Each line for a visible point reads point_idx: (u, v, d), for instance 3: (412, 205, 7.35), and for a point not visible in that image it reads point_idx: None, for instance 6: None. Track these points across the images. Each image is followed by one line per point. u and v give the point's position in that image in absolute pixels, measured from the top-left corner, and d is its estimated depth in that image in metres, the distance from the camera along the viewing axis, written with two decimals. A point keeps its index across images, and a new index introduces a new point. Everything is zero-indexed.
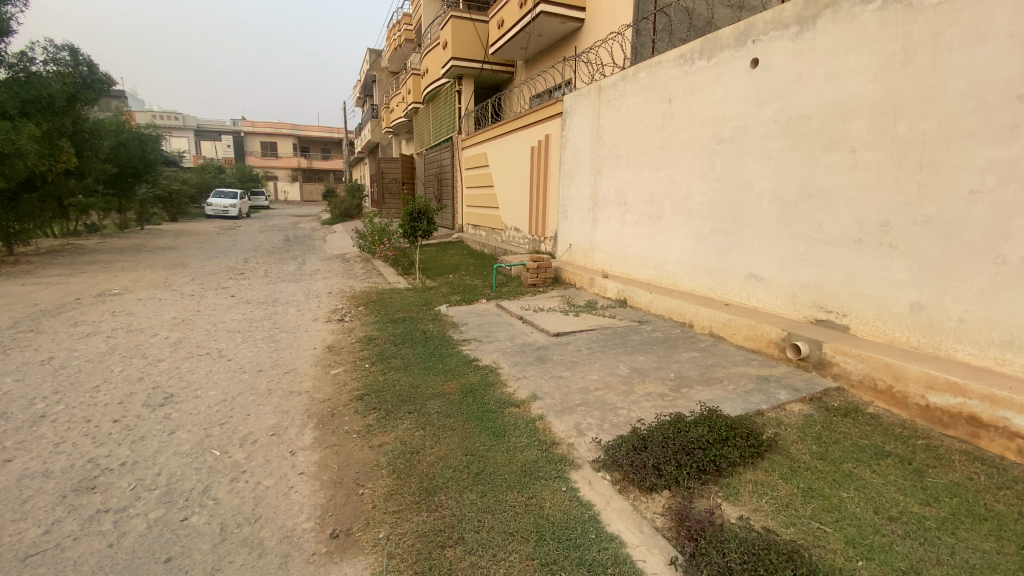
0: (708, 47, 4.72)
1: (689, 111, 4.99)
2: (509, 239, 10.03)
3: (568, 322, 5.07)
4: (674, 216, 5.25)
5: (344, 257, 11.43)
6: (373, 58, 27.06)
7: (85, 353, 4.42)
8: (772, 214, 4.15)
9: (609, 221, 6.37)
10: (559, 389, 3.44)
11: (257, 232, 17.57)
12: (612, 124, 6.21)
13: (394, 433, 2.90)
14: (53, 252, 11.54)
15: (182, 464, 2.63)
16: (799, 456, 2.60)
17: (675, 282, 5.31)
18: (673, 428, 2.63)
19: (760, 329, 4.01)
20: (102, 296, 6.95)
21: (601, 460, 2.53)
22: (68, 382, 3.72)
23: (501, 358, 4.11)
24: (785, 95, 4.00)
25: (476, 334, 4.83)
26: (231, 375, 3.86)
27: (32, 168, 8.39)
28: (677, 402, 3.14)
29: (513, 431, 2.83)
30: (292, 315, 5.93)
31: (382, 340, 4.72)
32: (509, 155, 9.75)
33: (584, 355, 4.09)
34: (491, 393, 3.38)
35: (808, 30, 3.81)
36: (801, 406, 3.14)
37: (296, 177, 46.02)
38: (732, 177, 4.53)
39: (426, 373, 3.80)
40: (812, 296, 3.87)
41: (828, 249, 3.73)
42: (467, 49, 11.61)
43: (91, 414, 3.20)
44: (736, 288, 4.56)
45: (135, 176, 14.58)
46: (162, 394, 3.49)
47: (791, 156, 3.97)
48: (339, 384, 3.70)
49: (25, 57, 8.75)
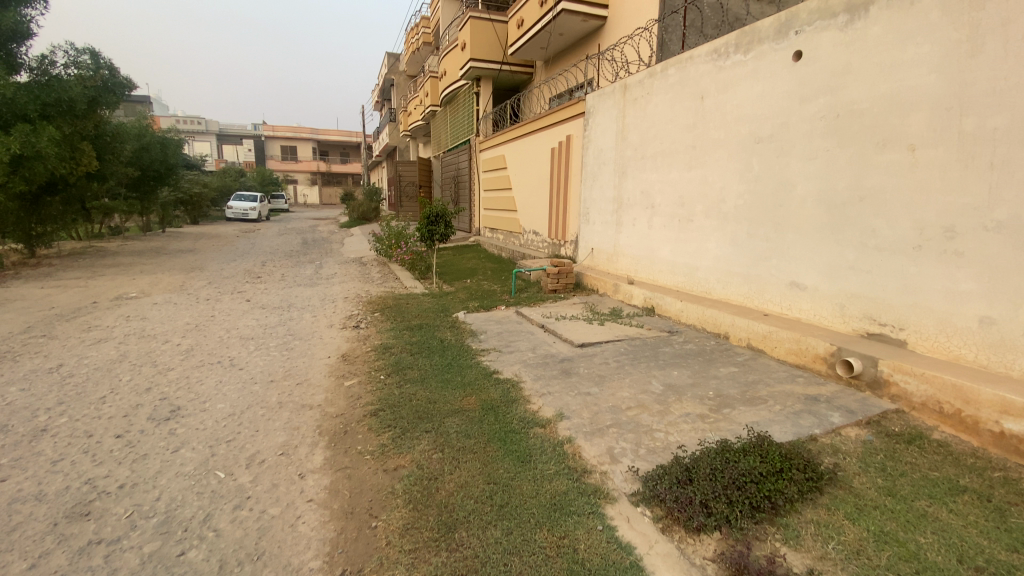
0: (746, 40, 4.44)
1: (723, 108, 4.70)
2: (528, 242, 9.78)
3: (593, 331, 4.81)
4: (706, 219, 4.96)
5: (361, 261, 11.32)
6: (391, 62, 27.14)
7: (95, 360, 4.30)
8: (818, 218, 3.84)
9: (635, 225, 6.09)
10: (587, 407, 3.18)
11: (275, 235, 17.63)
12: (639, 123, 5.94)
13: (410, 455, 2.67)
14: (75, 254, 11.63)
15: (182, 488, 2.45)
16: (863, 493, 2.30)
17: (707, 290, 5.01)
18: (720, 458, 2.36)
19: (805, 343, 3.70)
20: (117, 300, 6.88)
21: (639, 493, 2.27)
22: (73, 392, 3.58)
23: (522, 371, 3.86)
24: (832, 90, 3.70)
25: (496, 344, 4.60)
26: (242, 387, 3.69)
27: (52, 171, 8.42)
28: (719, 425, 2.87)
29: (539, 457, 2.59)
30: (306, 321, 5.76)
31: (398, 350, 4.51)
32: (528, 156, 9.52)
33: (612, 368, 3.82)
34: (514, 410, 3.14)
35: (859, 18, 3.50)
36: (858, 431, 2.83)
37: (315, 180, 46.52)
38: (771, 178, 4.23)
39: (444, 386, 3.57)
40: (863, 307, 3.56)
41: (881, 257, 3.41)
42: (485, 50, 11.43)
43: (93, 428, 3.04)
44: (776, 297, 4.25)
45: (157, 180, 14.69)
46: (169, 407, 3.33)
47: (840, 156, 3.66)
48: (353, 398, 3.49)
49: (46, 61, 8.84)
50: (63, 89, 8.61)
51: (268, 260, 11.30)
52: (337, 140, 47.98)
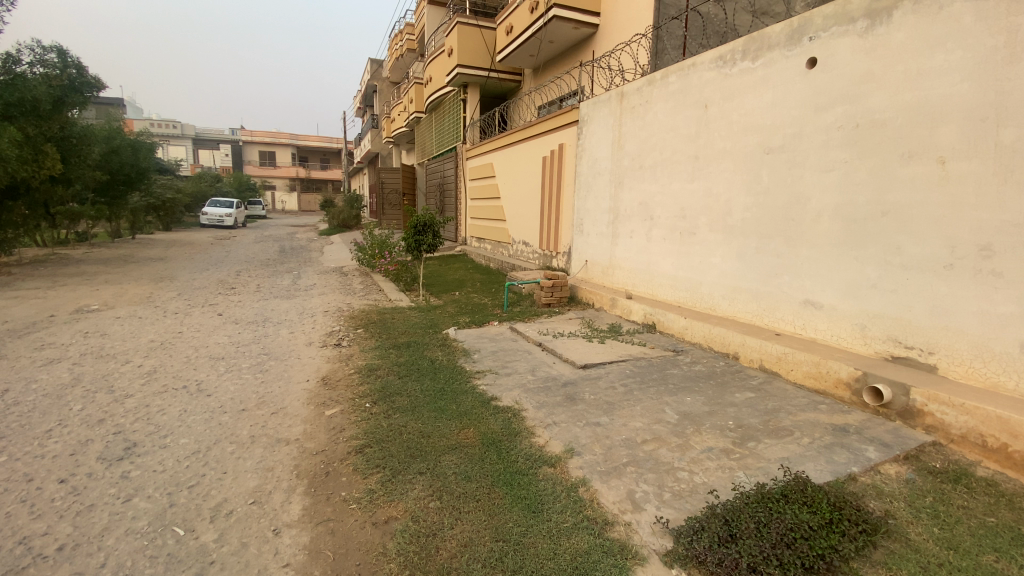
0: (754, 46, 4.24)
1: (729, 117, 4.50)
2: (518, 253, 9.48)
3: (595, 350, 4.51)
4: (711, 233, 4.73)
5: (342, 271, 10.87)
6: (375, 67, 26.81)
7: (44, 385, 3.82)
8: (834, 233, 3.63)
9: (633, 237, 5.85)
10: (598, 440, 2.87)
11: (253, 242, 16.99)
12: (636, 132, 5.72)
13: (402, 504, 2.32)
14: (36, 262, 10.93)
15: (132, 551, 2.05)
16: (922, 546, 2.03)
17: (712, 306, 4.77)
18: (762, 508, 2.07)
19: (825, 366, 3.46)
20: (76, 314, 6.34)
21: (672, 551, 1.97)
22: (14, 425, 3.13)
23: (523, 397, 3.52)
24: (850, 98, 3.50)
25: (491, 365, 4.26)
26: (209, 418, 3.28)
27: (13, 174, 7.87)
28: (747, 462, 2.60)
29: (552, 506, 2.26)
30: (283, 338, 5.32)
31: (384, 372, 4.14)
32: (518, 163, 9.22)
33: (620, 394, 3.51)
34: (518, 446, 2.81)
35: (881, 23, 3.31)
36: (898, 468, 2.60)
37: (293, 186, 45.59)
38: (783, 190, 4.01)
39: (437, 417, 3.22)
40: (886, 328, 3.34)
41: (908, 276, 3.20)
42: (473, 56, 11.18)
43: (33, 471, 2.61)
44: (789, 315, 4.02)
45: (127, 184, 14.00)
46: (124, 443, 2.91)
47: (860, 168, 3.45)
48: (335, 431, 3.12)
49: (10, 59, 8.26)
50: (27, 87, 8.08)
51: (243, 269, 10.78)
52: (317, 146, 47.22)
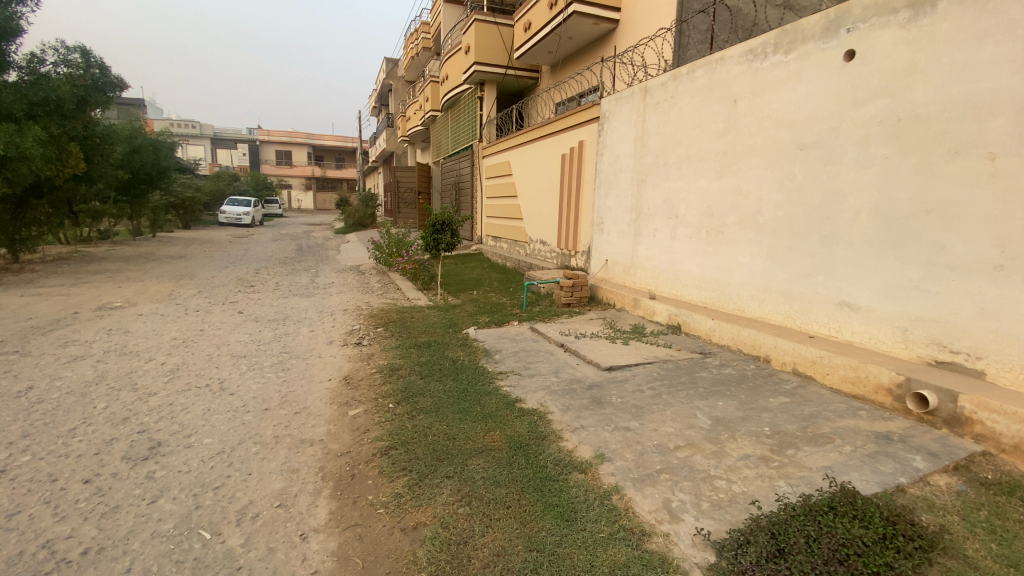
0: (787, 39, 4.10)
1: (760, 113, 4.36)
2: (535, 252, 9.40)
3: (620, 351, 4.41)
4: (740, 231, 4.59)
5: (359, 269, 10.87)
6: (391, 67, 26.91)
7: (68, 383, 3.83)
8: (873, 231, 3.49)
9: (656, 236, 5.73)
10: (628, 445, 2.78)
11: (270, 241, 17.13)
12: (660, 128, 5.59)
13: (431, 509, 2.26)
14: (60, 260, 11.12)
15: (158, 555, 2.02)
16: (982, 564, 1.91)
17: (740, 307, 4.64)
18: (811, 522, 1.98)
19: (864, 370, 3.32)
20: (100, 311, 6.40)
21: (715, 565, 1.88)
22: (39, 423, 3.13)
23: (548, 400, 3.43)
24: (892, 91, 3.36)
25: (514, 366, 4.19)
26: (232, 418, 3.25)
27: (38, 173, 7.99)
28: (788, 471, 2.49)
29: (586, 515, 2.18)
30: (303, 336, 5.31)
31: (405, 372, 4.09)
32: (536, 161, 9.12)
33: (649, 398, 3.41)
34: (546, 450, 2.73)
35: (924, 14, 3.16)
36: (948, 479, 2.47)
37: (309, 185, 45.98)
38: (817, 188, 3.87)
39: (462, 418, 3.15)
40: (929, 332, 3.20)
41: (954, 277, 3.06)
42: (490, 54, 11.11)
43: (58, 471, 2.60)
44: (823, 318, 3.88)
45: (148, 183, 14.19)
46: (149, 443, 2.89)
47: (902, 164, 3.30)
48: (359, 431, 3.06)
49: (35, 59, 8.39)
50: (51, 87, 8.19)
51: (261, 267, 10.83)
52: (332, 145, 47.59)
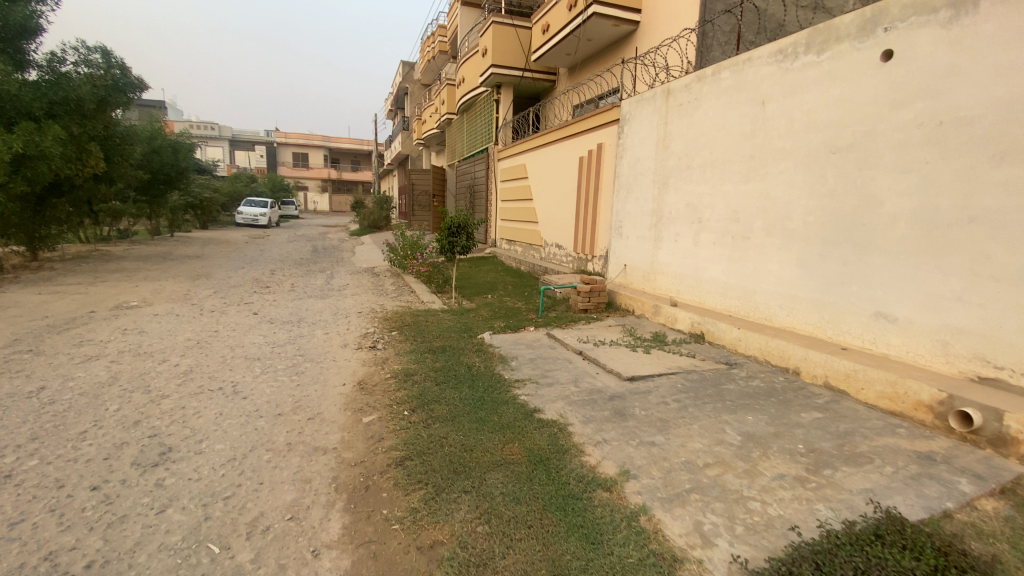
0: (820, 39, 3.94)
1: (789, 115, 4.21)
2: (551, 256, 9.28)
3: (641, 360, 4.27)
4: (768, 237, 4.43)
5: (373, 271, 10.84)
6: (407, 70, 27.06)
7: (81, 383, 3.80)
8: (911, 239, 3.32)
9: (678, 241, 5.58)
10: (654, 461, 2.65)
11: (285, 242, 17.25)
12: (683, 130, 5.45)
13: (448, 527, 2.15)
14: (79, 258, 11.26)
15: (164, 570, 1.93)
16: None
17: (767, 316, 4.48)
18: (858, 553, 1.83)
19: (902, 386, 3.15)
20: (116, 311, 6.43)
21: None
22: (50, 425, 3.09)
23: (568, 411, 3.31)
24: (932, 93, 3.18)
25: (532, 373, 4.07)
26: (244, 423, 3.17)
27: (57, 172, 8.08)
28: (827, 494, 2.34)
29: (612, 538, 2.05)
30: (318, 339, 5.25)
31: (420, 378, 3.98)
32: (553, 164, 9.00)
33: (675, 411, 3.27)
34: (568, 465, 2.60)
35: (967, 13, 3.00)
36: (997, 504, 2.29)
37: (325, 187, 46.41)
38: (851, 193, 3.70)
39: (480, 428, 3.04)
40: (973, 346, 3.02)
41: (999, 289, 2.88)
42: (507, 56, 11.04)
43: (67, 476, 2.54)
44: (855, 328, 3.70)
45: (167, 184, 14.36)
46: (159, 448, 2.83)
47: (943, 169, 3.13)
48: (374, 440, 2.97)
49: (56, 59, 8.51)
50: (72, 87, 8.29)
51: (277, 268, 10.85)
52: (348, 148, 48.02)
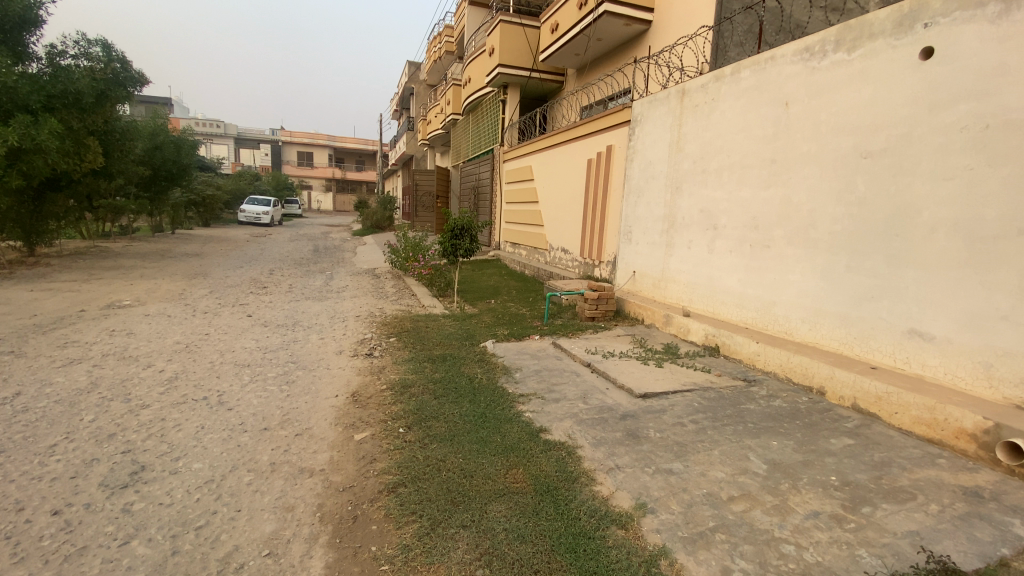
0: (850, 36, 3.70)
1: (816, 116, 3.95)
2: (556, 260, 9.03)
3: (653, 375, 4.02)
4: (790, 246, 4.18)
5: (374, 273, 10.60)
6: (413, 71, 26.97)
7: (58, 390, 3.58)
8: (951, 252, 3.06)
9: (691, 248, 5.34)
10: (673, 493, 2.40)
11: (287, 241, 17.06)
12: (699, 132, 5.21)
13: (443, 571, 1.91)
14: (77, 254, 11.07)
15: None
16: None
17: (788, 330, 4.22)
18: None
19: (942, 412, 2.89)
20: (107, 310, 6.22)
21: None
22: (17, 437, 2.86)
23: (576, 431, 3.06)
24: (978, 93, 2.94)
25: (536, 387, 3.82)
26: (227, 438, 2.94)
27: (54, 166, 7.87)
28: (868, 537, 2.08)
29: None
30: (312, 345, 5.02)
31: (418, 390, 3.74)
32: (560, 166, 8.76)
33: (692, 434, 3.01)
34: (577, 497, 2.35)
35: (1020, 6, 2.76)
36: None
37: (329, 186, 46.27)
38: (884, 201, 3.45)
39: (481, 450, 2.79)
40: (1019, 370, 2.76)
41: None
42: (515, 55, 10.82)
43: (26, 498, 2.31)
44: (887, 347, 3.44)
45: (168, 180, 14.20)
46: (132, 467, 2.59)
47: (990, 176, 2.88)
48: (365, 461, 2.73)
49: (55, 52, 8.33)
50: (70, 80, 8.10)
51: (276, 268, 10.64)
52: (353, 148, 47.92)
